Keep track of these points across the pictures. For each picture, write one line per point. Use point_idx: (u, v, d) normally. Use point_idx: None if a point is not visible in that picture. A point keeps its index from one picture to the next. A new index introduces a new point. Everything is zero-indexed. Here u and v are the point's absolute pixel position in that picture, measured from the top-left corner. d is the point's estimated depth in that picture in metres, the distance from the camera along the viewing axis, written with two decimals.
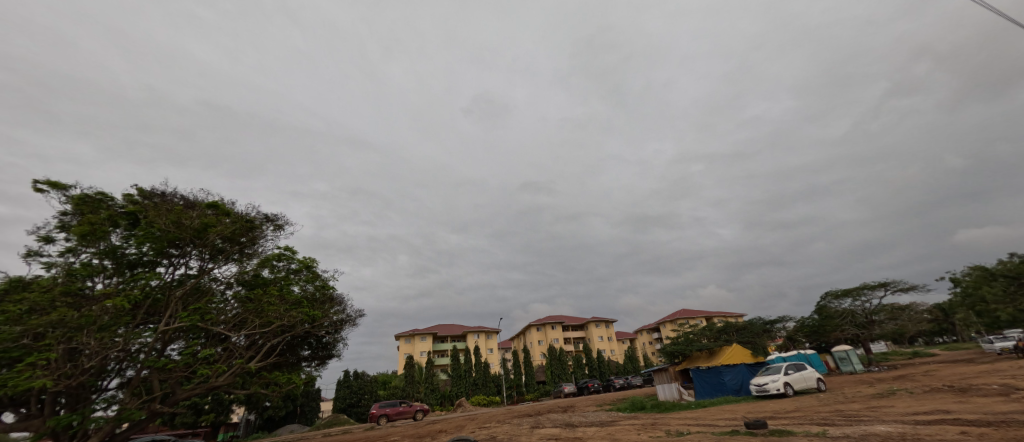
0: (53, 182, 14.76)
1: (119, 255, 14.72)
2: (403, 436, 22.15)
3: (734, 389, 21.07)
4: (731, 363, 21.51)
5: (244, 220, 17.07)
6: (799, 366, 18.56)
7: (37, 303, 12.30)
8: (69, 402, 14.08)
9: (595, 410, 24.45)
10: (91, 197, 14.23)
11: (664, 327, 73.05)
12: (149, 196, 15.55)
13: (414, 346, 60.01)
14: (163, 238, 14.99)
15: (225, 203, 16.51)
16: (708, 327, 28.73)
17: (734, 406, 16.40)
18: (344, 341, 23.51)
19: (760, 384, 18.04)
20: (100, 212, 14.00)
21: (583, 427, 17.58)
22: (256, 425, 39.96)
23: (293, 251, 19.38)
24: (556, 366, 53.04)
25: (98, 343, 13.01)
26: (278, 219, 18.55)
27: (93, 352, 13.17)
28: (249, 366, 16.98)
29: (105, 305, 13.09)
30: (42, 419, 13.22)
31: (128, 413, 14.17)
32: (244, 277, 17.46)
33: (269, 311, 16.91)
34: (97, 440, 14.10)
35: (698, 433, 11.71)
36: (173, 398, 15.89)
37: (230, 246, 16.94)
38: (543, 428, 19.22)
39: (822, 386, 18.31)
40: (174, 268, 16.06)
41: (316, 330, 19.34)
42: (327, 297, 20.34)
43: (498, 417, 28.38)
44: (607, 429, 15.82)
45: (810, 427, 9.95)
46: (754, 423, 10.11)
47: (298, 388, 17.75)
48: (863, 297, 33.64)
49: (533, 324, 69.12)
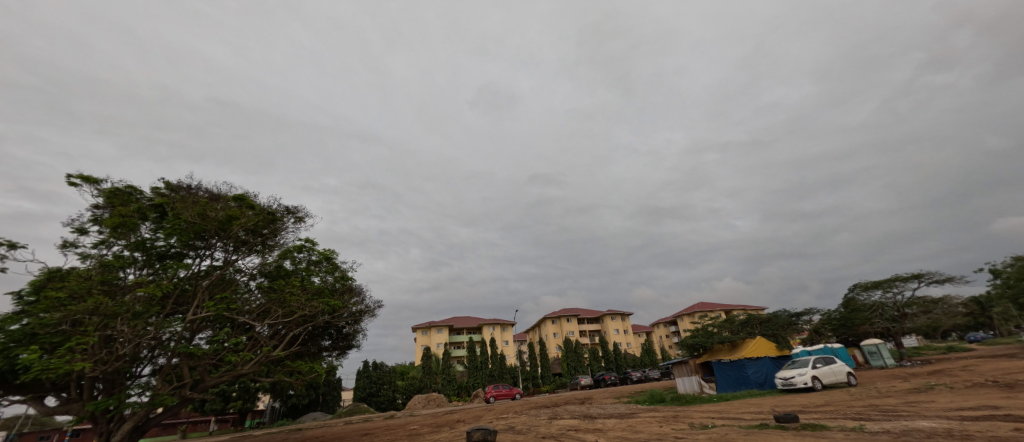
0: (85, 176, 15.34)
1: (149, 247, 15.16)
2: (422, 425, 22.49)
3: (758, 383, 20.44)
4: (755, 356, 20.92)
5: (267, 213, 16.89)
6: (828, 360, 18.05)
7: (75, 291, 12.64)
8: (106, 388, 14.49)
9: (612, 403, 24.26)
10: (121, 191, 14.59)
11: (682, 320, 72.22)
12: (178, 189, 15.45)
13: (431, 338, 60.73)
14: (189, 230, 15.06)
15: (250, 196, 16.40)
16: (729, 319, 27.87)
17: (759, 400, 16.07)
18: (364, 332, 23.10)
19: (786, 377, 17.57)
20: (130, 205, 14.30)
21: (602, 419, 17.41)
22: (281, 413, 41.08)
23: (313, 242, 19.64)
24: (572, 359, 52.97)
25: (131, 330, 13.27)
26: (299, 211, 18.19)
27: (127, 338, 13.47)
28: (275, 355, 17.25)
29: (138, 294, 13.41)
30: (82, 403, 13.74)
31: (161, 399, 14.56)
32: (269, 268, 17.69)
33: (292, 301, 17.10)
34: (131, 424, 14.43)
35: (724, 426, 11.49)
36: (202, 385, 16.28)
37: (252, 237, 16.98)
38: (561, 419, 19.18)
39: (852, 381, 17.74)
40: (201, 259, 16.38)
41: (336, 320, 19.33)
42: (347, 288, 20.28)
43: (516, 408, 28.54)
44: (628, 421, 15.70)
45: (844, 421, 9.61)
46: (785, 416, 9.74)
47: (320, 376, 18.01)
48: (894, 289, 32.53)
49: (548, 316, 69.32)
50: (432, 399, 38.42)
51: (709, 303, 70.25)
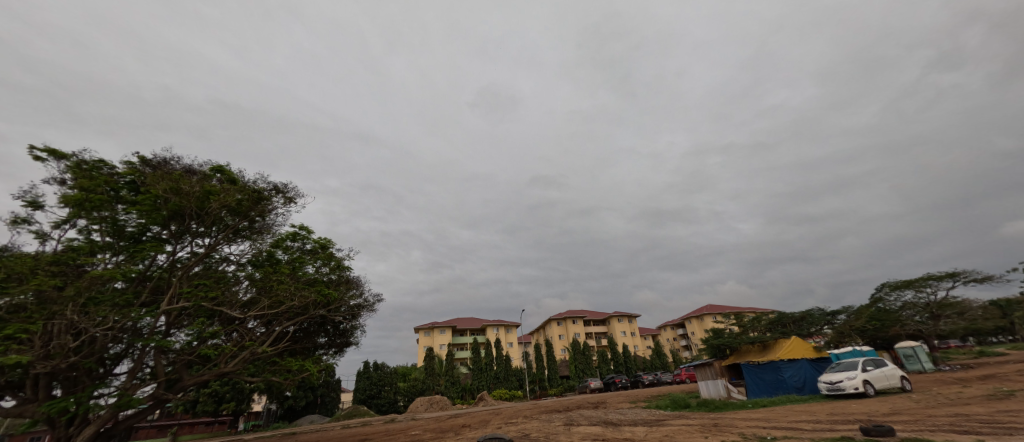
0: (52, 150, 13.77)
1: (120, 227, 13.54)
2: (424, 431, 20.50)
3: (797, 388, 18.50)
4: (792, 358, 19.03)
5: (252, 191, 15.06)
6: (879, 362, 16.14)
7: (16, 271, 10.86)
8: (67, 386, 12.86)
9: (630, 408, 22.41)
10: (88, 164, 13.00)
11: (690, 323, 70.23)
12: (152, 163, 13.72)
13: (434, 339, 58.91)
14: (163, 208, 13.36)
15: (231, 170, 14.63)
16: (757, 319, 25.87)
17: (808, 406, 14.17)
18: (363, 329, 21.25)
19: (832, 381, 15.72)
20: (96, 179, 12.66)
21: (629, 427, 15.54)
22: (277, 415, 39.34)
23: (308, 230, 18.04)
24: (580, 361, 51.04)
25: (84, 319, 11.50)
26: (290, 191, 16.36)
27: (77, 329, 11.65)
28: (262, 351, 15.66)
29: (94, 276, 11.62)
30: (36, 404, 12.08)
31: (128, 399, 12.92)
32: (257, 254, 16.02)
33: (279, 289, 15.45)
34: (94, 429, 12.78)
35: (789, 439, 9.59)
36: (180, 385, 14.76)
37: (236, 220, 15.22)
38: (579, 426, 17.23)
39: (907, 386, 15.87)
40: (181, 244, 14.74)
41: (331, 314, 17.56)
42: (344, 280, 18.50)
43: (526, 412, 26.65)
44: (660, 430, 13.78)
45: (950, 436, 7.77)
46: (877, 429, 7.87)
47: (312, 376, 16.28)
48: (927, 288, 30.49)
49: (553, 317, 67.54)
50: (434, 402, 36.58)
51: (719, 305, 68.24)
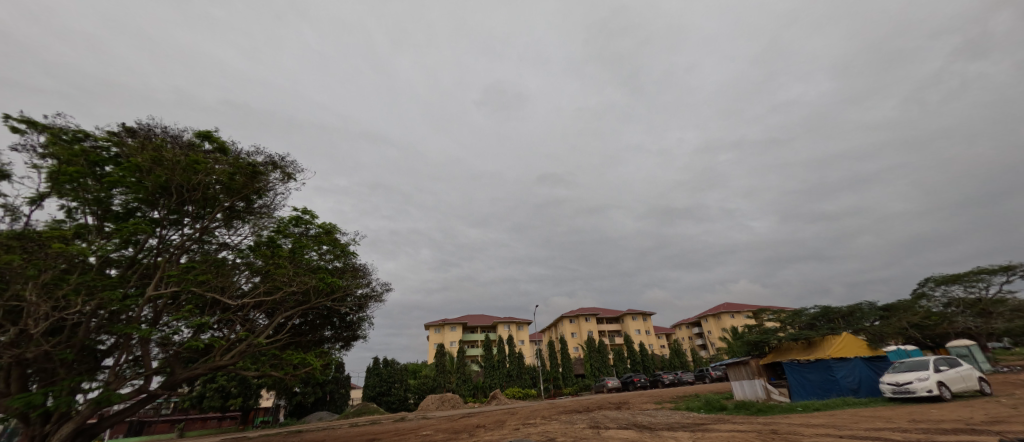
0: (30, 121, 12.51)
1: (104, 205, 12.24)
2: (436, 431, 18.99)
3: (851, 390, 16.64)
4: (844, 356, 17.15)
5: (246, 164, 13.62)
6: (952, 361, 14.18)
7: None
8: (44, 380, 11.59)
9: (657, 410, 20.72)
10: (66, 133, 11.69)
11: (707, 322, 67.90)
12: (136, 131, 12.38)
13: (444, 335, 57.61)
14: (148, 182, 12.01)
15: (220, 136, 13.19)
16: (795, 314, 23.88)
17: (878, 411, 12.30)
18: (371, 321, 19.84)
19: (900, 383, 13.83)
20: (75, 149, 11.37)
21: (668, 431, 13.76)
22: (287, 411, 38.51)
23: (311, 213, 16.66)
24: (595, 359, 49.24)
25: (48, 302, 10.12)
26: (288, 166, 14.93)
27: (45, 314, 10.31)
28: (260, 343, 14.28)
29: (60, 255, 10.20)
30: (7, 399, 10.83)
31: (109, 394, 11.62)
32: (256, 238, 14.70)
33: (278, 275, 14.15)
34: (72, 427, 11.48)
35: None
36: (173, 380, 13.49)
37: (230, 197, 13.83)
38: (609, 429, 15.55)
39: (986, 389, 13.90)
40: (172, 226, 13.41)
41: (336, 304, 16.16)
42: (350, 267, 17.10)
43: (543, 412, 25.06)
44: (708, 436, 11.99)
45: None
46: None
47: (315, 370, 14.87)
48: (979, 283, 28.16)
49: (565, 315, 65.86)
50: (445, 400, 35.12)
51: (737, 303, 65.93)
